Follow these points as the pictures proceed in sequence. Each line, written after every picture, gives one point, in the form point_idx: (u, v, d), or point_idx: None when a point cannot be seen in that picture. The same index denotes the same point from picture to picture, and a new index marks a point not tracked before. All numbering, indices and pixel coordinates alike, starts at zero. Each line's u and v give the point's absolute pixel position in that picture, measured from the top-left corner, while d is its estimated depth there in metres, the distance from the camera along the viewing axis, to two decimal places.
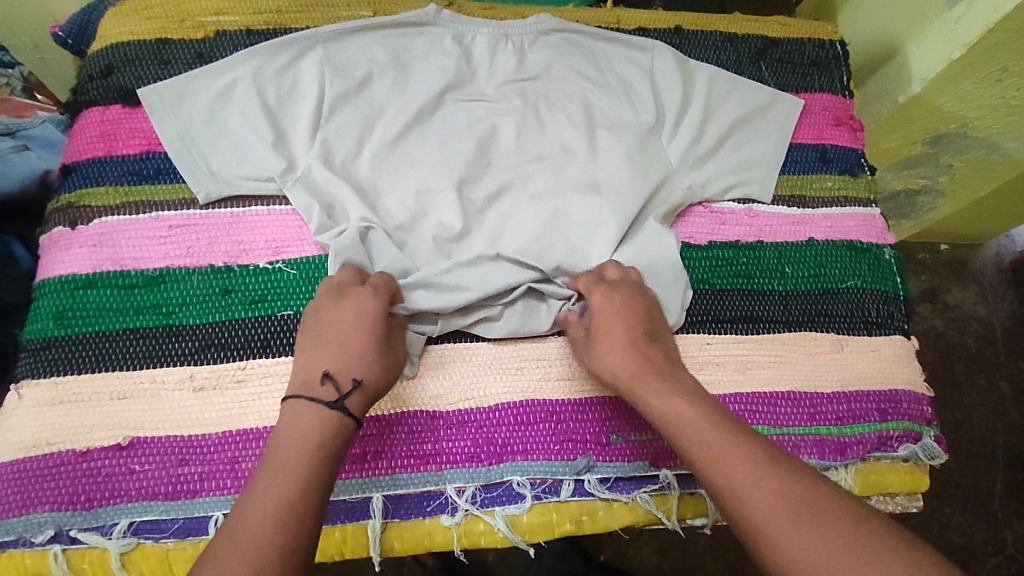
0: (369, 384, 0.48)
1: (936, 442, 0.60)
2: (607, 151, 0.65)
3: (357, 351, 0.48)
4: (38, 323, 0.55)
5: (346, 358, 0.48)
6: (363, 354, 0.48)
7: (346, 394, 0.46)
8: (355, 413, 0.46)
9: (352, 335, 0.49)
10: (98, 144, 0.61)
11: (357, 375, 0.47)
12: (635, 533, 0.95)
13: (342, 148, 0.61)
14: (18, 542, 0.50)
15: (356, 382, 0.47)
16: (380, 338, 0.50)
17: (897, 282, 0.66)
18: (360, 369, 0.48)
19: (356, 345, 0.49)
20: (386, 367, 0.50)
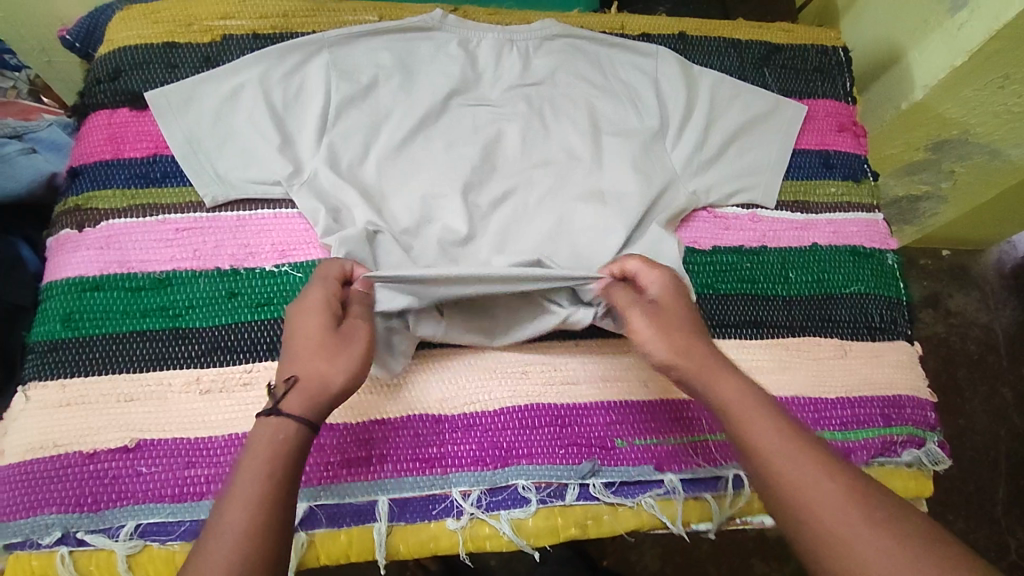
0: (307, 380, 0.43)
1: (939, 448, 0.60)
2: (612, 156, 0.65)
3: (302, 347, 0.45)
4: (45, 325, 0.55)
5: (288, 360, 0.45)
6: (304, 351, 0.44)
7: (279, 398, 0.43)
8: (291, 413, 0.42)
9: (296, 333, 0.45)
10: (105, 147, 0.61)
11: (294, 373, 0.44)
12: (637, 538, 0.95)
13: (348, 152, 0.62)
14: (24, 544, 0.50)
15: (289, 382, 0.43)
16: (325, 331, 0.45)
17: (900, 288, 0.66)
18: (299, 368, 0.44)
19: (295, 345, 0.45)
20: (334, 356, 0.45)
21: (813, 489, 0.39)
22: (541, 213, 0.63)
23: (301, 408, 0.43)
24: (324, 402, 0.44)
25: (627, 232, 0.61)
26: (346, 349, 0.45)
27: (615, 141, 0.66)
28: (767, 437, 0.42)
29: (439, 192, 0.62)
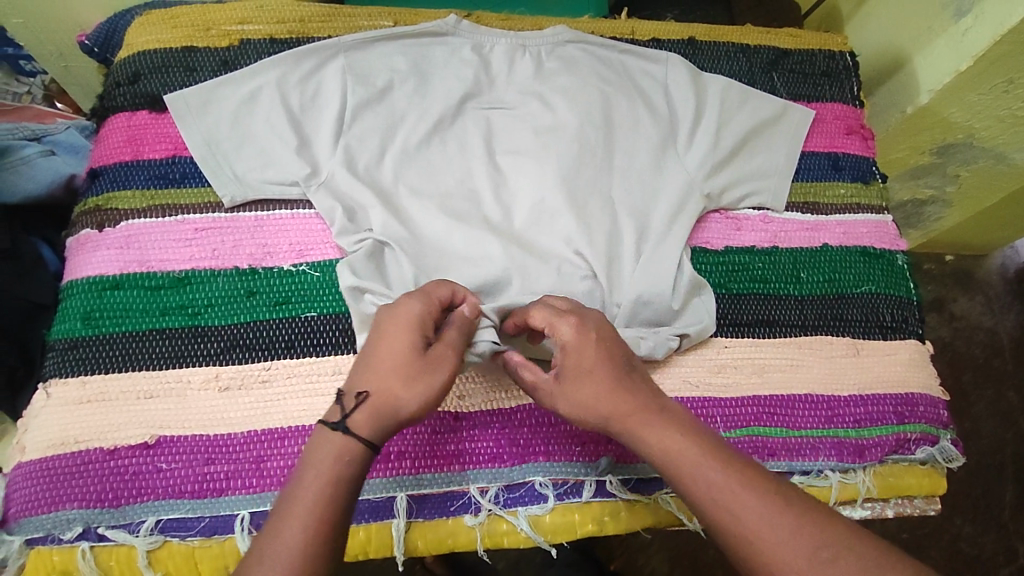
0: (377, 400, 0.44)
1: (952, 445, 0.60)
2: (624, 160, 0.66)
3: (383, 365, 0.45)
4: (66, 323, 0.56)
5: (362, 372, 0.45)
6: (383, 368, 0.44)
7: (349, 412, 0.43)
8: (356, 430, 0.43)
9: (379, 350, 0.45)
10: (125, 148, 0.62)
11: (365, 390, 0.44)
12: (647, 541, 0.95)
13: (365, 154, 0.63)
14: (46, 539, 0.50)
15: (361, 398, 0.44)
16: (412, 357, 0.45)
17: (910, 288, 0.66)
18: (376, 387, 0.44)
19: (376, 361, 0.45)
20: (412, 384, 0.44)
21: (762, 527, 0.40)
22: (555, 220, 0.63)
23: (365, 429, 0.43)
24: (388, 424, 0.44)
25: (639, 236, 0.63)
26: (428, 379, 0.45)
27: (626, 146, 0.66)
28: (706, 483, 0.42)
29: (451, 201, 0.63)
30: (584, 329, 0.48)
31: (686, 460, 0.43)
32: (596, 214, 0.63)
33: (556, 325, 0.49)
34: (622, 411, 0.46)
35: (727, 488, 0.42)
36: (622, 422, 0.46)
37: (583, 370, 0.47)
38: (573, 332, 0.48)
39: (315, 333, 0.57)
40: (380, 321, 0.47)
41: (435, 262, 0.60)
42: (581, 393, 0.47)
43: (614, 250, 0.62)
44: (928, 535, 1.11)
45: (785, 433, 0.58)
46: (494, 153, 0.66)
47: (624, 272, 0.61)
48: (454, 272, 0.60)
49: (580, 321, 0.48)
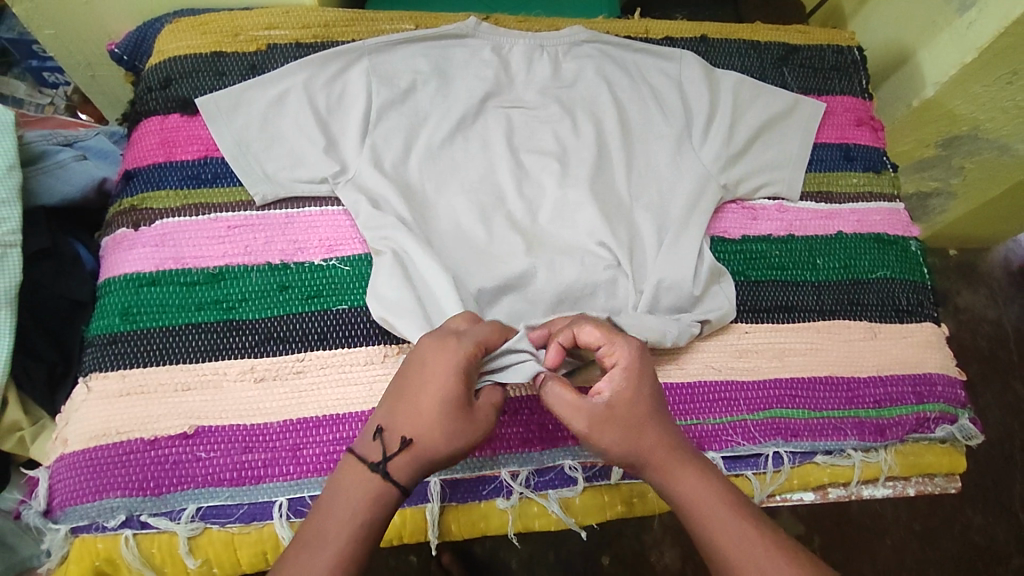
0: (420, 448, 0.45)
1: (971, 423, 0.61)
2: (642, 157, 0.68)
3: (427, 414, 0.46)
4: (105, 319, 0.57)
5: (406, 415, 0.46)
6: (428, 418, 0.45)
7: (390, 455, 0.45)
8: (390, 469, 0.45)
9: (423, 396, 0.46)
10: (159, 151, 0.64)
11: (409, 436, 0.45)
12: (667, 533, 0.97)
13: (390, 153, 0.64)
14: (91, 527, 0.51)
15: (404, 444, 0.45)
16: (457, 410, 0.46)
17: (924, 273, 0.68)
18: (419, 435, 0.45)
19: (420, 408, 0.46)
20: (453, 434, 0.46)
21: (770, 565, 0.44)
22: (577, 216, 0.64)
23: (401, 474, 0.45)
24: (423, 468, 0.45)
25: (659, 228, 0.65)
26: (467, 428, 0.46)
27: (645, 142, 0.69)
28: (725, 528, 0.46)
29: (475, 199, 0.64)
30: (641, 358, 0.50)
31: (708, 508, 0.46)
32: (616, 209, 0.65)
33: (613, 346, 0.50)
34: (660, 450, 0.48)
35: (744, 531, 0.45)
36: (660, 459, 0.47)
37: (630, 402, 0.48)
38: (632, 357, 0.49)
39: (346, 326, 0.59)
40: (426, 363, 0.47)
41: (462, 259, 0.62)
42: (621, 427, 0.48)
43: (635, 244, 0.64)
44: (941, 527, 1.14)
45: (806, 415, 0.59)
46: (516, 151, 0.68)
47: (646, 264, 0.63)
48: (480, 268, 0.61)
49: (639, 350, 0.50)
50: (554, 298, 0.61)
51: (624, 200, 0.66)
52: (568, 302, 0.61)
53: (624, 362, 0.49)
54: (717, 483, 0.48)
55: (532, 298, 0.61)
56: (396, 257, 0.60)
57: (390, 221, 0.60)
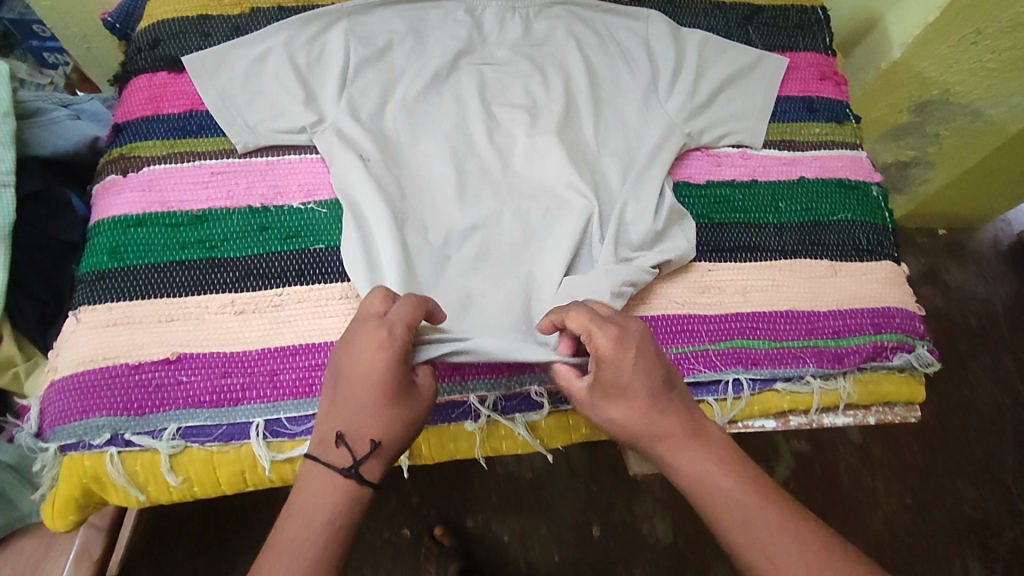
0: (389, 443, 0.47)
1: (929, 352, 0.63)
2: (608, 109, 0.71)
3: (379, 411, 0.47)
4: (94, 257, 0.60)
5: (364, 419, 0.47)
6: (383, 416, 0.47)
7: (361, 459, 0.46)
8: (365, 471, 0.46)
9: (370, 395, 0.47)
10: (146, 105, 0.67)
11: (375, 438, 0.47)
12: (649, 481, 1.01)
13: (367, 105, 0.67)
14: (78, 445, 0.54)
15: (375, 448, 0.46)
16: (400, 398, 0.48)
17: (886, 216, 0.70)
18: (384, 431, 0.47)
19: (372, 406, 0.47)
20: (410, 419, 0.48)
21: (763, 535, 0.44)
22: (546, 164, 0.67)
23: (375, 473, 0.47)
24: (391, 456, 0.48)
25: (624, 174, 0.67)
26: (414, 408, 0.49)
27: (612, 97, 0.71)
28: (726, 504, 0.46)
29: (448, 149, 0.67)
30: (621, 345, 0.49)
31: (711, 489, 0.47)
32: (583, 158, 0.68)
33: (592, 334, 0.49)
34: (655, 436, 0.49)
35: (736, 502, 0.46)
36: (660, 444, 0.49)
37: (617, 386, 0.49)
38: (610, 346, 0.49)
39: (322, 263, 0.61)
40: (362, 358, 0.47)
41: (433, 207, 0.64)
42: (614, 411, 0.50)
43: (602, 190, 0.67)
44: (932, 499, 1.16)
45: (767, 344, 0.61)
46: (488, 104, 0.70)
47: (612, 207, 0.66)
48: (452, 213, 0.64)
49: (618, 336, 0.49)
50: (521, 241, 0.64)
51: (592, 150, 0.69)
52: (534, 245, 0.64)
53: (605, 348, 0.49)
54: (722, 465, 0.48)
55: (500, 241, 0.64)
56: (372, 203, 0.62)
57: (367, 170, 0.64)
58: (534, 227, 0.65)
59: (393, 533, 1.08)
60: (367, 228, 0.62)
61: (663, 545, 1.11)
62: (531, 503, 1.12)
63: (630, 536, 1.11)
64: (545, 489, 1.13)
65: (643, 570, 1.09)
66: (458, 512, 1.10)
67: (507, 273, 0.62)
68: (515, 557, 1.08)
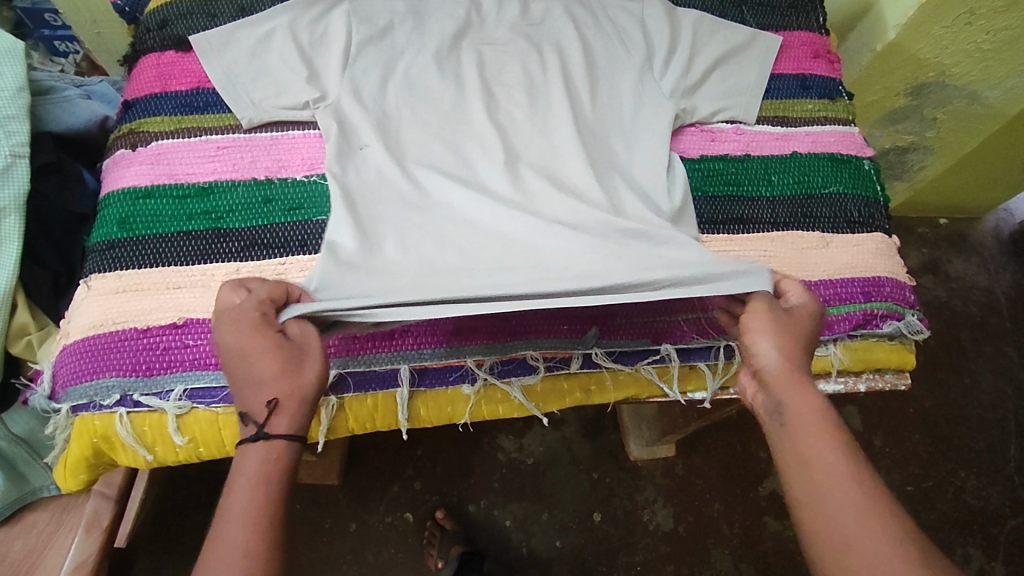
0: (288, 397, 0.46)
1: (917, 320, 0.65)
2: (607, 85, 0.72)
3: (261, 376, 0.46)
4: (105, 227, 0.62)
5: (252, 390, 0.47)
6: (267, 378, 0.46)
7: (264, 421, 0.46)
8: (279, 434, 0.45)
9: (246, 365, 0.47)
10: (155, 83, 0.69)
11: (268, 398, 0.46)
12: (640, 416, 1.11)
13: (369, 83, 0.68)
14: (89, 406, 0.56)
15: (272, 406, 0.46)
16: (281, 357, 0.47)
17: (877, 189, 0.71)
18: (275, 388, 0.46)
19: (253, 373, 0.47)
20: (299, 370, 0.47)
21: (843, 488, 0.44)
22: (545, 144, 0.68)
23: (287, 427, 0.46)
24: (306, 411, 0.47)
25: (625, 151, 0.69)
26: (299, 359, 0.48)
27: (609, 74, 0.72)
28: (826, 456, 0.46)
29: (446, 134, 0.68)
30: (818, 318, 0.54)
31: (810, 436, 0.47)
32: (588, 131, 0.69)
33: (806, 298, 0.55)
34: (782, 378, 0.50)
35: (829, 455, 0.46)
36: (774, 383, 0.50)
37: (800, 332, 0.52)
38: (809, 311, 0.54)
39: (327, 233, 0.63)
40: (226, 332, 0.48)
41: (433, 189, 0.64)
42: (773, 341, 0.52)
43: (603, 165, 0.67)
44: (933, 487, 1.16)
45: None
46: (487, 81, 0.72)
47: (618, 181, 0.66)
48: (453, 193, 0.63)
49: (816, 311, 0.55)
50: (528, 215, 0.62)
51: (594, 125, 0.70)
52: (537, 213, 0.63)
53: (809, 308, 0.54)
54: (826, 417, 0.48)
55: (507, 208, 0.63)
56: (369, 190, 0.62)
57: (368, 160, 0.65)
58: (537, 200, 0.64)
59: (396, 518, 1.10)
60: (362, 214, 0.61)
61: (664, 530, 1.12)
62: (532, 489, 1.13)
63: (631, 521, 1.12)
64: (547, 476, 1.14)
65: (643, 556, 1.10)
66: (460, 497, 1.12)
67: (513, 246, 0.60)
68: (516, 542, 1.09)
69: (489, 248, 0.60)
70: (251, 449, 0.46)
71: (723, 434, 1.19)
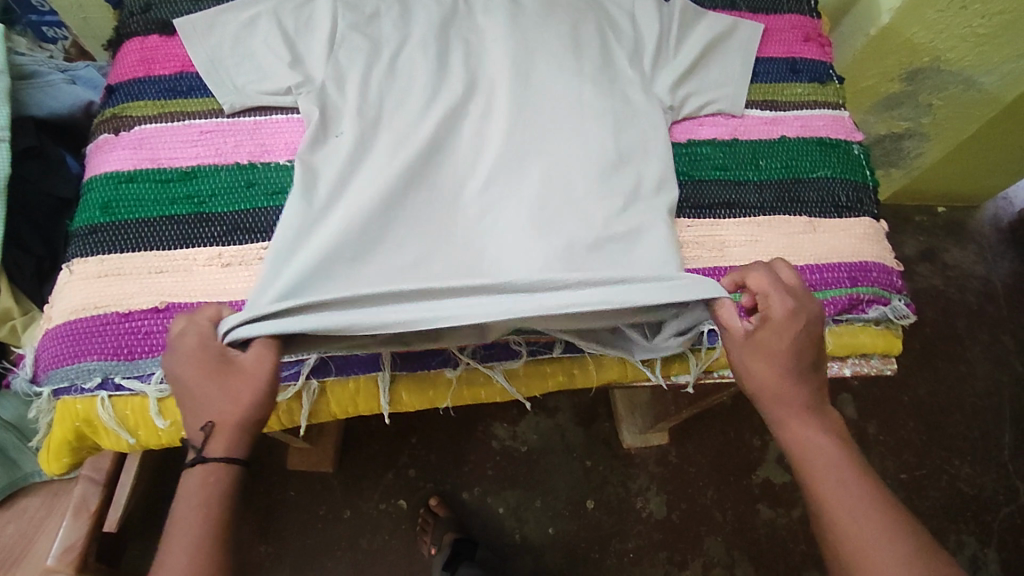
0: (224, 424, 0.47)
1: (904, 305, 0.65)
2: (593, 73, 0.70)
3: (202, 399, 0.48)
4: (87, 212, 0.62)
5: (194, 412, 0.48)
6: (206, 401, 0.47)
7: (201, 445, 0.47)
8: (215, 458, 0.47)
9: (190, 387, 0.48)
10: (138, 67, 0.69)
11: (207, 421, 0.47)
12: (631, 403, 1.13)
13: (353, 68, 0.68)
14: (71, 389, 0.56)
15: (208, 428, 0.47)
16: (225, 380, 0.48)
17: (866, 174, 0.71)
18: (212, 413, 0.47)
19: (196, 395, 0.48)
20: (239, 393, 0.48)
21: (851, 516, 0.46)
22: (522, 139, 0.67)
23: (223, 450, 0.47)
24: (245, 434, 0.48)
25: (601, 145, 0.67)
26: (241, 382, 0.48)
27: (595, 61, 0.70)
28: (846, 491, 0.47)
29: (425, 122, 0.66)
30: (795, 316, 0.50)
31: (820, 464, 0.48)
32: (560, 129, 0.67)
33: (769, 297, 0.52)
34: (784, 403, 0.50)
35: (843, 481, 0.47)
36: (779, 408, 0.50)
37: (772, 347, 0.50)
38: (783, 312, 0.50)
39: None
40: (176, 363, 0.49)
41: (402, 182, 0.63)
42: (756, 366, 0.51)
43: (570, 170, 0.65)
44: (927, 475, 1.16)
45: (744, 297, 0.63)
46: (471, 68, 0.70)
47: (583, 185, 0.65)
48: (418, 192, 0.63)
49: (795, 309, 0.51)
50: (482, 223, 0.63)
51: (571, 121, 0.68)
52: (491, 220, 0.63)
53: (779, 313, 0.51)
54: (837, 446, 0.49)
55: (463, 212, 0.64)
56: (333, 184, 0.62)
57: (339, 150, 0.64)
58: (502, 201, 0.64)
59: (389, 505, 1.10)
60: (321, 212, 0.61)
61: (656, 518, 1.12)
62: (524, 478, 1.13)
63: (624, 509, 1.13)
64: (540, 465, 1.14)
65: (635, 543, 1.10)
66: (453, 485, 1.12)
67: (467, 252, 0.62)
68: (509, 529, 1.10)
69: (438, 251, 0.61)
70: (194, 472, 0.47)
71: (717, 423, 1.19)
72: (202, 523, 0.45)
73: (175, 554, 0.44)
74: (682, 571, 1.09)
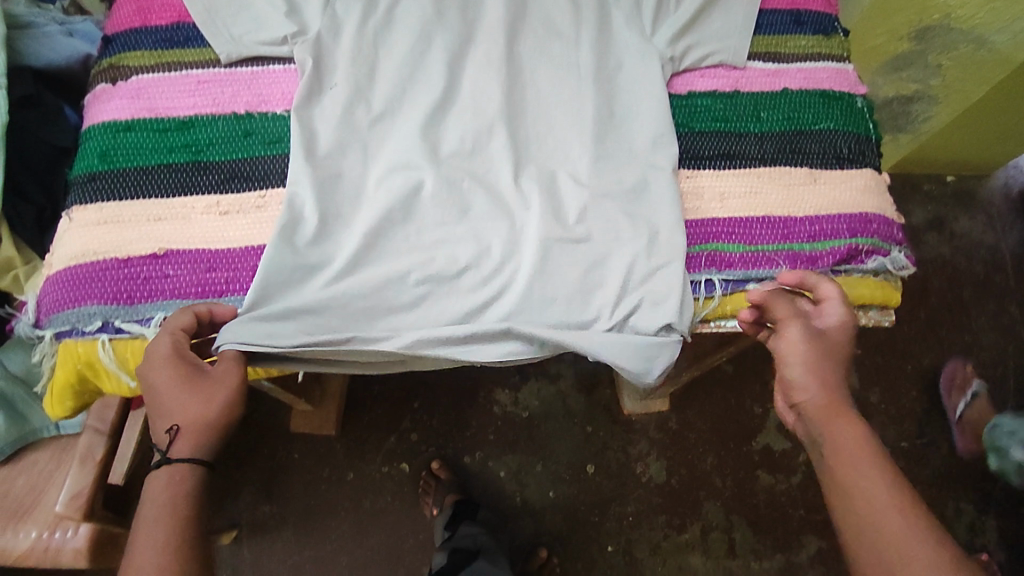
0: (189, 426, 0.51)
1: (902, 257, 0.65)
2: (591, 24, 0.69)
3: (169, 404, 0.52)
4: (85, 160, 0.63)
5: (163, 417, 0.52)
6: (174, 406, 0.51)
7: (168, 446, 0.51)
8: (182, 459, 0.51)
9: (158, 394, 0.52)
10: (134, 17, 0.68)
11: (172, 424, 0.51)
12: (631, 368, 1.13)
13: (349, 20, 0.67)
14: (73, 332, 0.57)
15: (175, 431, 0.51)
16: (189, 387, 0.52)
17: (869, 127, 0.70)
18: (177, 417, 0.51)
19: (162, 399, 0.52)
20: (203, 397, 0.52)
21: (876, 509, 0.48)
22: (518, 92, 0.67)
23: (187, 451, 0.51)
24: (210, 437, 0.52)
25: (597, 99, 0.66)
26: (206, 388, 0.52)
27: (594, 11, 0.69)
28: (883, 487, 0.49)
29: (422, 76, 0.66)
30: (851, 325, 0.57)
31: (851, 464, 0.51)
32: (557, 83, 0.67)
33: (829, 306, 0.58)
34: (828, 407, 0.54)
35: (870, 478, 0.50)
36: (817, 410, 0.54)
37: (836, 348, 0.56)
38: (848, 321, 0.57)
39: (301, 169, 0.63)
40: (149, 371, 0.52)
41: (398, 143, 0.64)
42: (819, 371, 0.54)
43: (567, 126, 0.66)
44: (927, 443, 1.17)
45: (741, 248, 0.64)
46: (467, 14, 0.69)
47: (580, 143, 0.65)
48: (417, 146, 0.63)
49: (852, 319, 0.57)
50: (479, 177, 0.63)
51: (568, 73, 0.67)
52: (488, 175, 0.64)
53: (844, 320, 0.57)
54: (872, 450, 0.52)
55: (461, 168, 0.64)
56: (332, 142, 0.63)
57: (336, 101, 0.64)
58: (496, 156, 0.64)
59: (392, 468, 1.11)
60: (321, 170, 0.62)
61: (655, 483, 1.13)
62: (525, 443, 1.14)
63: (625, 475, 1.13)
64: (540, 430, 1.15)
65: (634, 507, 1.12)
66: (454, 449, 1.13)
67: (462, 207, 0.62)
68: (509, 492, 1.11)
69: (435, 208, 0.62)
70: (161, 472, 0.50)
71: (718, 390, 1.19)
72: (169, 523, 0.48)
73: (142, 550, 0.47)
74: (680, 534, 1.11)
